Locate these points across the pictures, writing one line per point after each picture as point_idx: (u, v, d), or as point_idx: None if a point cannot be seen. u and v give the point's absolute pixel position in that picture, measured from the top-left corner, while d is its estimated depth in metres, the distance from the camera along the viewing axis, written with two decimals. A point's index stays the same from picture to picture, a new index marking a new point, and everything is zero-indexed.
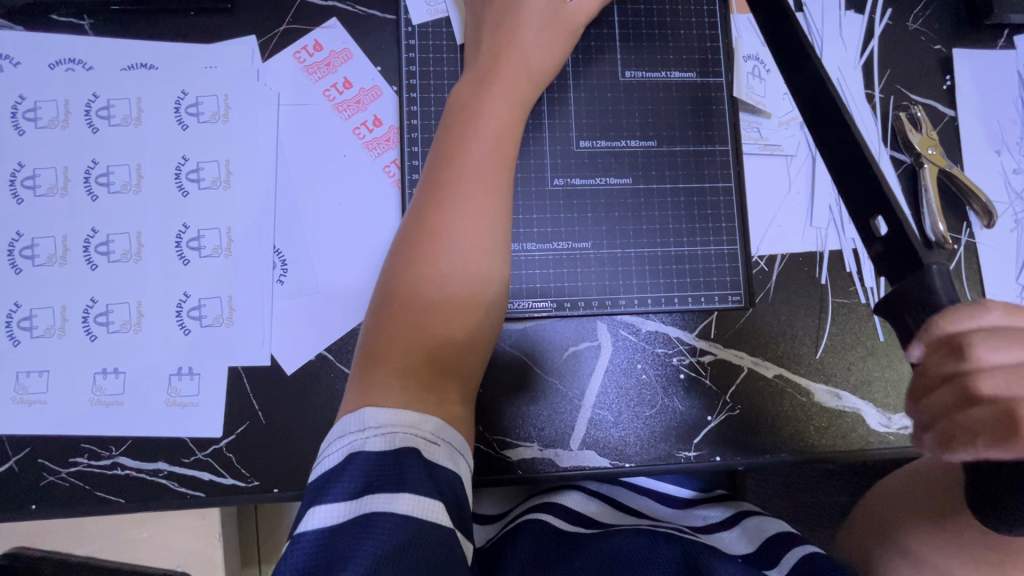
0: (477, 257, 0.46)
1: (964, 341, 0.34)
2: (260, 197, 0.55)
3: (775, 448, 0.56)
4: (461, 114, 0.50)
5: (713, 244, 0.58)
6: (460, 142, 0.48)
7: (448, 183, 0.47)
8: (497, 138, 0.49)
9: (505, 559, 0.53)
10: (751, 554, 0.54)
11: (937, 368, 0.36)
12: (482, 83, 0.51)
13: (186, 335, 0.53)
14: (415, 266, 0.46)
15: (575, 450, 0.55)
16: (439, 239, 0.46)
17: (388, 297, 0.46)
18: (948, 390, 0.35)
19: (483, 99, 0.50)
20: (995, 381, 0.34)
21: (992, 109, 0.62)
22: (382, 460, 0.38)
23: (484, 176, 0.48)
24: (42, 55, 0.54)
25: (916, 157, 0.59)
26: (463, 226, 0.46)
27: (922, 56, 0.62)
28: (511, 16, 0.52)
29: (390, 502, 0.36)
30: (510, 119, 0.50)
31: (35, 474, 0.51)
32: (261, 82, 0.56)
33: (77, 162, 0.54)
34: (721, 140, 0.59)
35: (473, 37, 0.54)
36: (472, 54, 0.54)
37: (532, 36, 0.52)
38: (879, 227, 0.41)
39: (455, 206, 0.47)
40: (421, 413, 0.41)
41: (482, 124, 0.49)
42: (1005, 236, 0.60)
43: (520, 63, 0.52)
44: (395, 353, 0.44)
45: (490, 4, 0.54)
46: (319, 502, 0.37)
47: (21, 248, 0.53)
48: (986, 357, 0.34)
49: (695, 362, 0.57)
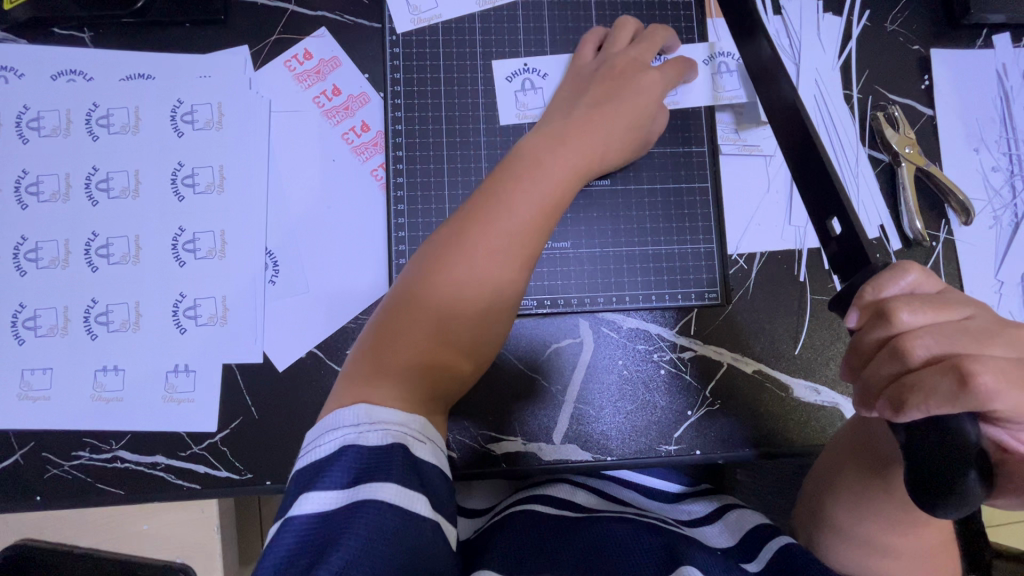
0: (495, 294, 0.48)
1: (887, 306, 0.36)
2: (253, 203, 0.57)
3: (754, 442, 0.57)
4: (529, 159, 0.51)
5: (690, 243, 0.60)
6: (517, 181, 0.50)
7: (491, 220, 0.48)
8: (553, 192, 0.51)
9: (487, 548, 0.54)
10: (731, 547, 0.56)
11: (872, 335, 0.37)
12: (557, 145, 0.52)
13: (182, 333, 0.55)
14: (446, 282, 0.47)
15: (558, 444, 0.57)
16: (479, 276, 0.47)
17: (411, 296, 0.47)
18: (886, 356, 0.36)
19: (554, 162, 0.51)
20: (924, 339, 0.35)
21: (971, 108, 0.63)
22: (372, 454, 0.39)
23: (524, 223, 0.49)
24: (45, 67, 0.57)
25: (893, 156, 0.61)
26: (502, 276, 0.48)
27: (900, 56, 0.63)
28: (611, 100, 0.55)
29: (379, 492, 0.37)
30: (569, 181, 0.52)
31: (38, 468, 0.53)
32: (254, 91, 0.58)
33: (78, 168, 0.56)
34: (698, 141, 0.61)
35: (569, 100, 0.56)
36: (559, 112, 0.55)
37: (615, 124, 0.54)
38: (834, 227, 0.43)
39: (498, 247, 0.48)
40: (409, 413, 0.43)
41: (542, 173, 0.50)
42: (983, 232, 0.61)
43: (598, 139, 0.53)
44: (400, 358, 0.45)
45: (597, 83, 0.56)
46: (312, 489, 0.38)
47: (25, 252, 0.55)
48: (909, 317, 0.35)
49: (676, 358, 0.58)
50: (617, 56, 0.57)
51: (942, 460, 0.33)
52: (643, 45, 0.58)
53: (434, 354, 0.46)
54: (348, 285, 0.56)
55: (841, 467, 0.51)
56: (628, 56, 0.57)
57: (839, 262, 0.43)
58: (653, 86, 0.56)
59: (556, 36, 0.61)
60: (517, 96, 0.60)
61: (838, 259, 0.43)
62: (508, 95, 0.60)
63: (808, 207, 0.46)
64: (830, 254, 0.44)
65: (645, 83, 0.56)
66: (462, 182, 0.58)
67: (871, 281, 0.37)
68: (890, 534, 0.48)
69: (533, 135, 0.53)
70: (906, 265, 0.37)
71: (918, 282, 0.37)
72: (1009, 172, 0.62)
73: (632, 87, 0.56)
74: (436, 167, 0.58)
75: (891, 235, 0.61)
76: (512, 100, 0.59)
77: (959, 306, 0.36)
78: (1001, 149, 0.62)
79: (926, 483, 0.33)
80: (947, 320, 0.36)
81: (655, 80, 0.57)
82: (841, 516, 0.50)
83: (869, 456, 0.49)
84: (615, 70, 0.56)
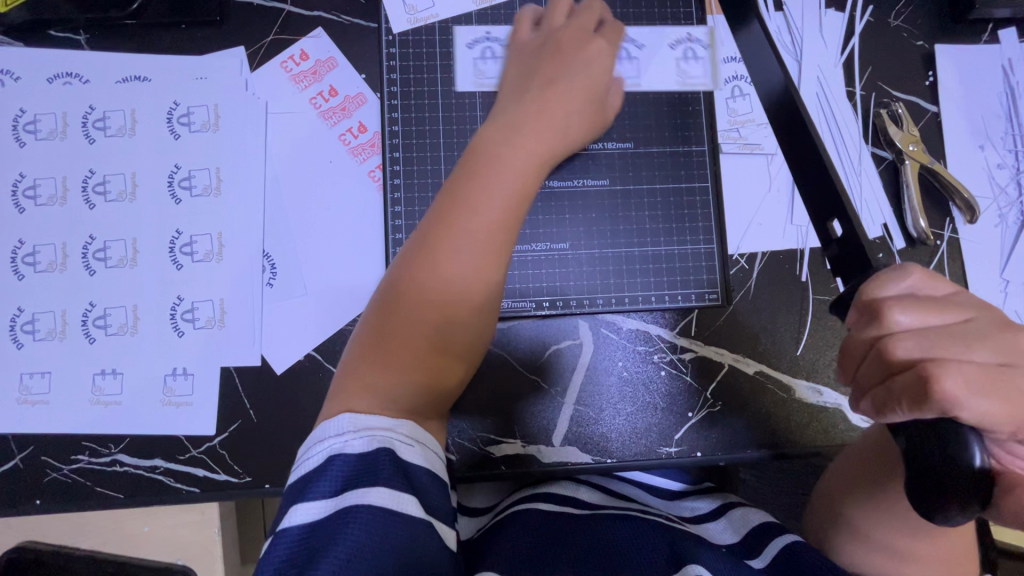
0: (467, 294, 0.47)
1: (878, 304, 0.35)
2: (248, 205, 0.56)
3: (756, 443, 0.57)
4: (489, 151, 0.50)
5: (690, 243, 0.59)
6: (479, 178, 0.48)
7: (455, 219, 0.47)
8: (517, 181, 0.49)
9: (490, 548, 0.54)
10: (734, 544, 0.55)
11: (861, 334, 0.37)
12: (514, 133, 0.50)
13: (179, 337, 0.55)
14: (416, 289, 0.46)
15: (557, 446, 0.56)
16: (446, 277, 0.46)
17: (382, 306, 0.47)
18: (873, 358, 0.36)
19: (516, 150, 0.50)
20: (909, 342, 0.34)
21: (976, 104, 0.62)
22: (358, 461, 0.39)
23: (490, 217, 0.48)
24: (41, 70, 0.57)
25: (898, 154, 0.60)
26: (471, 271, 0.47)
27: (905, 53, 0.62)
28: (564, 77, 0.53)
29: (367, 496, 0.37)
30: (533, 167, 0.50)
31: (39, 472, 0.53)
32: (249, 92, 0.58)
33: (75, 172, 0.56)
34: (698, 140, 0.60)
35: (521, 80, 0.55)
36: (513, 96, 0.54)
37: (573, 101, 0.53)
38: (835, 229, 0.43)
39: (463, 245, 0.47)
40: (394, 418, 0.43)
41: (504, 166, 0.49)
42: (989, 230, 0.60)
43: (558, 118, 0.52)
44: (378, 370, 0.45)
45: (545, 58, 0.55)
46: (301, 500, 0.38)
47: (23, 255, 0.55)
48: (899, 318, 0.35)
49: (676, 359, 0.58)
50: (560, 30, 0.56)
51: (941, 464, 0.32)
52: (583, 16, 0.57)
53: (414, 362, 0.46)
54: (345, 287, 0.56)
55: (855, 469, 0.51)
56: (570, 28, 0.56)
57: (841, 264, 0.43)
58: (604, 55, 0.55)
59: None
60: (476, 63, 0.59)
61: (840, 260, 0.43)
62: (467, 62, 0.59)
63: (809, 207, 0.46)
64: (832, 256, 0.43)
65: (593, 53, 0.55)
66: None
67: (878, 277, 0.36)
68: (901, 535, 0.48)
69: (488, 127, 0.52)
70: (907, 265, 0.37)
71: (918, 283, 0.37)
72: (1015, 169, 0.61)
73: (579, 60, 0.54)
74: (433, 168, 0.58)
75: (895, 234, 0.60)
76: (470, 67, 0.59)
77: (956, 310, 0.36)
78: (1007, 146, 0.61)
79: (927, 487, 0.33)
80: (938, 322, 0.35)
81: (603, 49, 0.55)
82: (851, 511, 0.50)
83: (883, 461, 0.48)
84: (561, 44, 0.55)
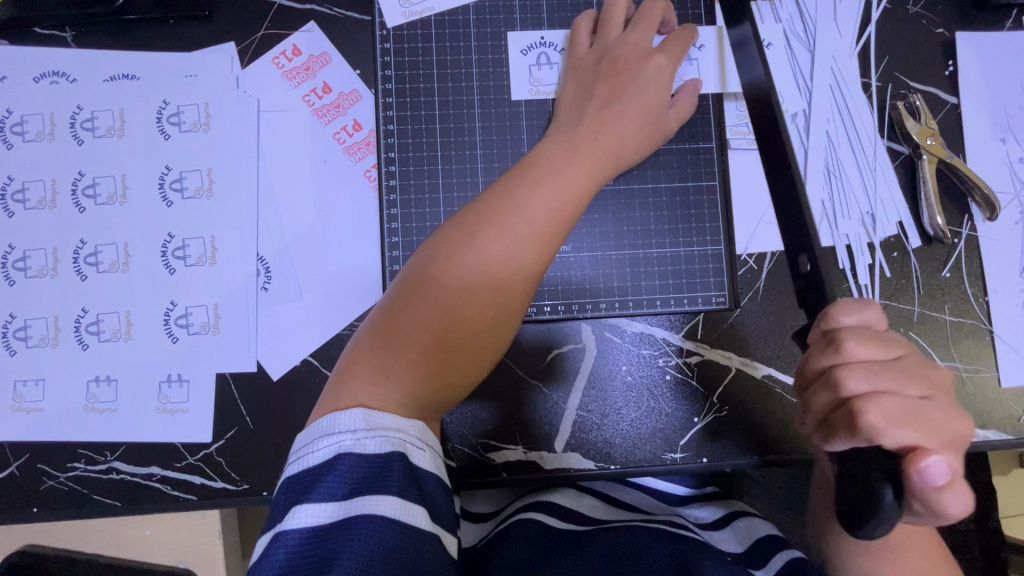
0: (502, 299, 0.46)
1: (836, 334, 0.36)
2: (242, 207, 0.55)
3: (763, 450, 0.55)
4: (545, 163, 0.49)
5: (697, 244, 0.57)
6: (534, 185, 0.48)
7: (502, 220, 0.46)
8: (569, 196, 0.48)
9: (492, 559, 0.53)
10: (741, 553, 0.54)
11: (815, 363, 0.37)
12: (570, 151, 0.50)
13: (174, 342, 0.54)
14: (459, 274, 0.45)
15: (560, 452, 0.55)
16: (492, 272, 0.46)
17: (419, 287, 0.45)
18: (820, 384, 0.36)
19: (573, 169, 0.49)
20: (857, 373, 0.35)
21: (998, 95, 0.59)
22: (371, 463, 0.38)
23: (538, 225, 0.47)
24: (27, 69, 0.55)
25: (914, 147, 0.57)
26: (517, 276, 0.46)
27: (923, 42, 0.59)
28: (622, 100, 0.52)
29: (378, 506, 0.36)
30: (585, 192, 0.49)
31: (35, 479, 0.53)
32: (242, 90, 0.56)
33: (64, 174, 0.55)
34: (706, 136, 0.58)
35: (579, 100, 0.53)
36: (569, 117, 0.53)
37: (629, 122, 0.52)
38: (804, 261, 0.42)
39: (513, 244, 0.46)
40: (404, 417, 0.41)
41: (558, 179, 0.48)
42: (1009, 227, 0.58)
43: (612, 142, 0.51)
44: (400, 361, 0.43)
45: (602, 80, 0.53)
46: (305, 501, 0.36)
47: (13, 260, 0.54)
48: (854, 348, 0.35)
49: (682, 363, 0.56)
50: (616, 46, 0.54)
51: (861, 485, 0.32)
52: (641, 27, 0.55)
53: (435, 359, 0.44)
54: (341, 289, 0.55)
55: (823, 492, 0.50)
56: (628, 44, 0.54)
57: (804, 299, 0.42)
58: (661, 74, 0.54)
59: (555, 26, 0.58)
60: (532, 70, 0.57)
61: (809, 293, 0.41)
62: (521, 69, 0.57)
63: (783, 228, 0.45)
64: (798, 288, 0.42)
65: (651, 73, 0.53)
66: (457, 183, 0.56)
67: (832, 305, 0.36)
68: None
69: (548, 142, 0.51)
70: (865, 302, 0.36)
71: (873, 317, 0.36)
72: None
73: (638, 80, 0.53)
74: (430, 169, 0.56)
75: (910, 232, 0.58)
76: (525, 74, 0.57)
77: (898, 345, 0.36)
78: None
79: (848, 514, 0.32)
80: (885, 356, 0.36)
81: (661, 67, 0.54)
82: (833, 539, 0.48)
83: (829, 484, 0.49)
84: (619, 60, 0.54)
